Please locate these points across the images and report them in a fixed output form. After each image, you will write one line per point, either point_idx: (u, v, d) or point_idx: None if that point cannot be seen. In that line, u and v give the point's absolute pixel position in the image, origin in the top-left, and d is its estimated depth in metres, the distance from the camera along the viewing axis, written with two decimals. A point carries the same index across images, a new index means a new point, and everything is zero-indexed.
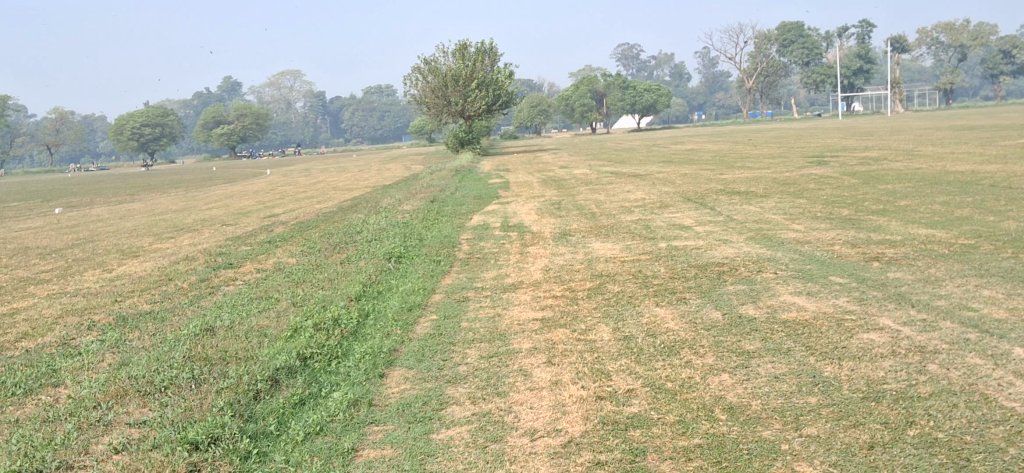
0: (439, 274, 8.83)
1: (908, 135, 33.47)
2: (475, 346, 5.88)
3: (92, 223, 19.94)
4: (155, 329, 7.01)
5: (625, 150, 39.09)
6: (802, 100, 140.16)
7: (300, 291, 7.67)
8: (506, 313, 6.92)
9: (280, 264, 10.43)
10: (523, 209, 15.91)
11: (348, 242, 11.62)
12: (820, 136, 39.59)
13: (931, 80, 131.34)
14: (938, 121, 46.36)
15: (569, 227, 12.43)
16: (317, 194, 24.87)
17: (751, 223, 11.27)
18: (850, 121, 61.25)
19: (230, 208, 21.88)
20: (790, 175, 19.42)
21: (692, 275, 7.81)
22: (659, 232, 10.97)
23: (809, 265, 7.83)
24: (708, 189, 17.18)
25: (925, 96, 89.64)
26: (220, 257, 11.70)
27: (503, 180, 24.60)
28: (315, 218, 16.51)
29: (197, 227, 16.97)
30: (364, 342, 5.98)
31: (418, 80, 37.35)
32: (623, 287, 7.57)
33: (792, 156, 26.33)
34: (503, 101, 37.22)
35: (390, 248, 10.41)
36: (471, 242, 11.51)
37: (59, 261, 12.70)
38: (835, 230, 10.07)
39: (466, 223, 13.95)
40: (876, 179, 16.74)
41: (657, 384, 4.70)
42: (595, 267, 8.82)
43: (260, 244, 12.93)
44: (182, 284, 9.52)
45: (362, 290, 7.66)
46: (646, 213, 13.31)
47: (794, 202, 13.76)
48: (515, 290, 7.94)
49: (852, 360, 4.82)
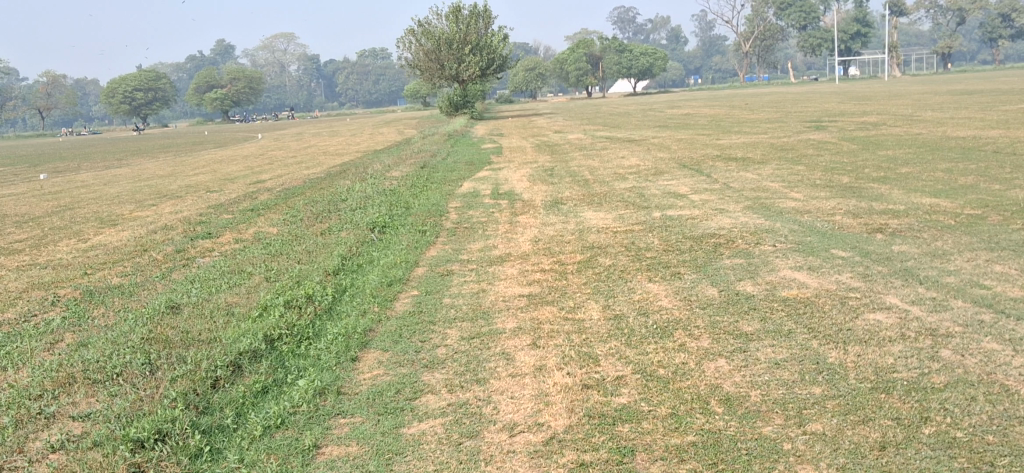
0: (423, 246, 8.46)
1: (907, 100, 33.00)
2: (455, 326, 5.52)
3: (75, 189, 19.52)
4: (120, 306, 6.64)
5: (620, 114, 38.61)
6: (799, 63, 139.21)
7: (276, 264, 7.31)
8: (491, 288, 6.56)
9: (261, 234, 10.05)
10: (514, 175, 15.53)
11: (332, 210, 11.24)
12: (817, 100, 39.11)
13: (929, 44, 130.39)
14: (936, 86, 45.84)
15: (561, 195, 12.05)
16: (306, 159, 24.45)
17: (748, 191, 10.90)
18: (847, 85, 60.70)
19: (217, 173, 21.47)
20: (788, 140, 19.02)
21: (686, 247, 7.44)
22: (654, 201, 10.60)
23: (809, 237, 7.46)
24: (705, 154, 16.80)
25: (922, 60, 88.97)
26: (200, 226, 11.32)
27: (495, 145, 24.19)
28: (302, 184, 16.12)
29: (181, 193, 16.58)
30: (338, 322, 5.62)
31: (411, 43, 36.74)
32: (615, 260, 7.20)
33: (790, 121, 25.91)
34: (497, 65, 36.65)
35: (374, 217, 10.04)
36: (459, 211, 11.13)
37: (36, 230, 12.32)
38: (836, 199, 9.71)
39: (455, 190, 13.58)
40: (876, 145, 16.35)
41: (648, 371, 4.35)
42: (586, 238, 8.46)
43: (242, 212, 12.55)
44: (156, 256, 9.14)
45: (341, 264, 7.31)
46: (641, 180, 12.92)
47: (793, 168, 13.39)
48: (502, 262, 7.58)
49: (859, 344, 4.47)
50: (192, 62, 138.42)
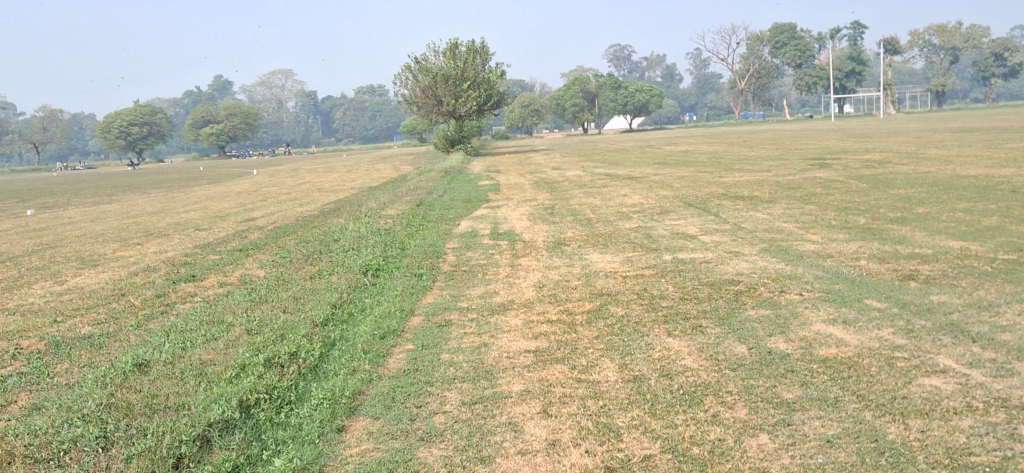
0: (420, 292, 7.87)
1: (907, 138, 32.68)
2: (456, 388, 4.94)
3: (62, 227, 18.99)
4: (85, 360, 6.04)
5: (618, 151, 38.24)
6: (795, 101, 139.67)
7: (260, 314, 6.73)
8: (494, 342, 5.97)
9: (246, 277, 9.46)
10: (514, 213, 15.04)
11: (324, 251, 10.70)
12: (817, 137, 38.83)
13: (923, 82, 131.02)
14: (935, 123, 45.67)
15: (564, 235, 11.50)
16: (300, 196, 23.93)
17: (761, 232, 10.39)
18: (844, 122, 60.63)
19: (209, 210, 20.97)
20: (794, 178, 18.56)
21: (704, 295, 6.88)
22: (663, 242, 10.05)
23: (837, 285, 6.90)
24: (710, 193, 16.31)
25: (917, 97, 89.17)
26: (184, 268, 10.73)
27: (493, 182, 23.78)
28: (295, 223, 15.59)
29: (168, 232, 16.02)
30: (325, 382, 5.04)
31: (408, 79, 36.45)
32: (628, 310, 6.63)
33: (792, 158, 25.49)
34: (494, 101, 36.30)
35: (367, 260, 9.47)
36: (458, 252, 10.57)
37: (12, 270, 11.72)
38: (857, 241, 9.19)
39: (453, 229, 13.07)
40: (885, 183, 15.89)
41: (678, 450, 3.77)
42: (594, 283, 7.89)
43: (229, 252, 11.99)
44: (134, 301, 8.56)
45: (330, 313, 6.73)
46: (647, 220, 12.39)
47: (804, 208, 12.90)
48: (505, 311, 7.00)
49: (920, 417, 3.90)
50: (189, 97, 138.50)
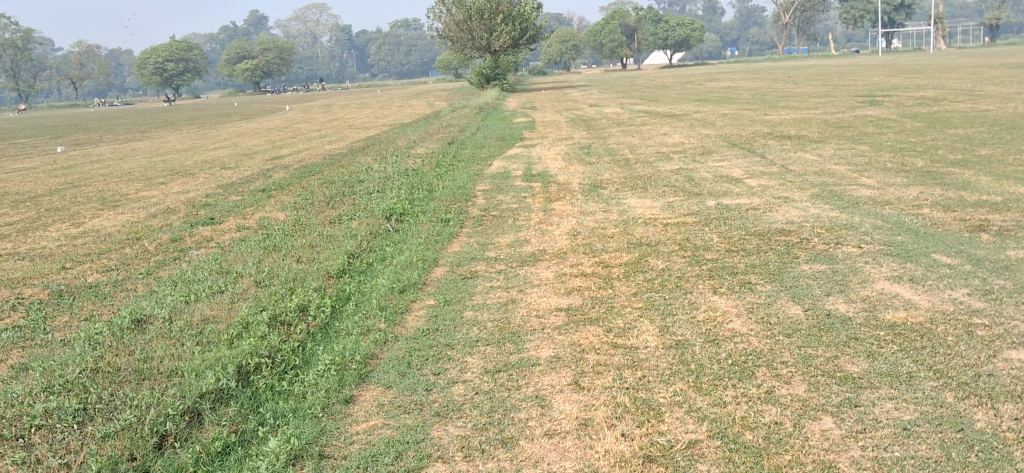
0: (445, 239, 7.38)
1: (959, 74, 31.42)
2: (478, 352, 4.47)
3: (89, 164, 18.71)
4: (84, 313, 5.63)
5: (656, 87, 37.27)
6: (839, 36, 136.26)
7: (273, 264, 6.29)
8: (523, 298, 5.48)
9: (266, 221, 9.02)
10: (549, 153, 14.49)
11: (348, 194, 10.24)
12: (864, 73, 37.51)
13: (975, 16, 127.05)
14: (988, 58, 44.04)
15: (600, 177, 10.92)
16: (331, 133, 23.47)
17: (811, 175, 9.75)
18: (890, 58, 58.86)
19: (238, 148, 20.59)
20: (843, 116, 17.73)
21: (752, 247, 6.32)
22: (706, 186, 9.45)
23: (900, 236, 6.29)
24: (754, 132, 15.61)
25: (967, 32, 86.38)
26: (203, 210, 10.32)
27: (528, 119, 23.17)
28: (322, 162, 15.16)
29: (194, 171, 15.65)
30: (335, 345, 4.59)
31: (442, 14, 35.59)
32: (668, 262, 6.10)
33: (839, 96, 24.51)
34: (530, 36, 35.36)
35: (392, 203, 8.99)
36: (488, 195, 10.05)
37: (31, 211, 11.38)
38: (917, 187, 8.52)
39: (484, 169, 12.56)
40: (940, 122, 15.07)
41: (730, 434, 3.27)
42: (632, 232, 7.35)
43: (252, 193, 11.55)
44: (148, 246, 8.17)
45: (347, 263, 6.28)
46: (688, 161, 11.77)
47: (855, 149, 12.21)
48: (535, 262, 6.50)
49: (1013, 401, 3.36)
50: (226, 33, 138.07)
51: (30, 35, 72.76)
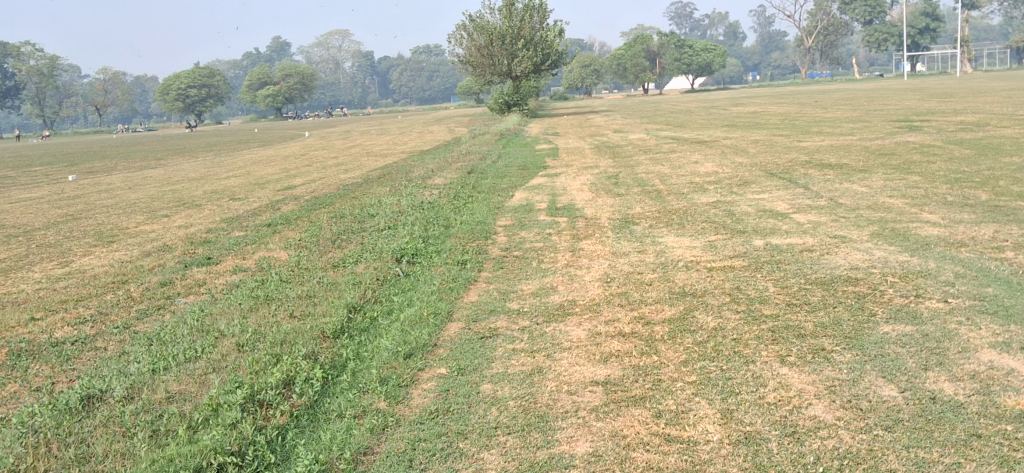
0: (460, 287, 6.54)
1: (995, 97, 30.46)
2: (499, 445, 3.61)
3: (96, 194, 18.03)
4: (36, 382, 4.80)
5: (681, 112, 36.51)
6: (863, 60, 135.20)
7: (263, 320, 5.47)
8: (551, 366, 4.61)
9: (265, 262, 8.21)
10: (573, 183, 13.70)
11: (358, 230, 9.44)
12: (894, 97, 36.63)
13: (1002, 39, 125.69)
14: (1021, 82, 42.98)
15: (631, 211, 10.06)
16: (348, 161, 22.79)
17: (865, 209, 8.88)
18: (917, 82, 57.81)
19: (251, 177, 19.88)
20: (883, 142, 16.85)
21: (817, 301, 5.42)
22: (749, 223, 8.56)
23: (991, 287, 5.39)
24: (791, 159, 14.74)
25: (994, 55, 85.17)
26: (202, 247, 9.56)
27: (552, 146, 22.44)
28: (335, 192, 14.41)
29: (202, 201, 14.95)
30: (324, 433, 3.76)
31: (463, 38, 35.01)
32: (719, 319, 5.21)
33: (873, 120, 23.62)
34: (552, 61, 34.67)
35: (403, 242, 8.15)
36: (510, 231, 9.22)
37: (21, 247, 10.65)
38: (990, 224, 7.61)
39: (505, 201, 11.76)
40: (992, 149, 14.14)
41: None
42: (672, 278, 6.49)
43: (257, 228, 10.78)
44: (133, 292, 7.37)
45: (347, 320, 5.43)
46: (725, 193, 10.90)
47: (906, 178, 11.34)
48: (565, 317, 5.63)
49: None
50: (248, 58, 138.65)
51: (53, 62, 72.90)
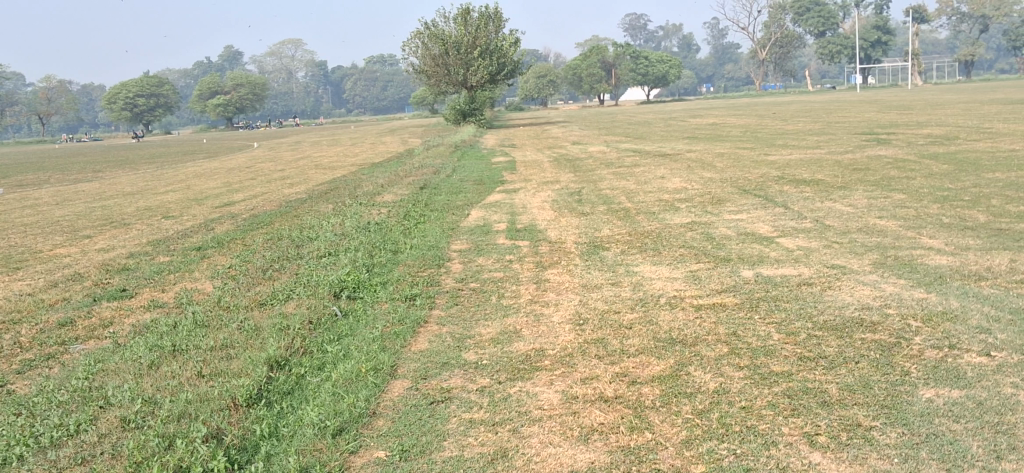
0: (408, 332, 5.57)
1: (954, 109, 30.24)
2: None
3: (18, 211, 16.72)
4: None
5: (639, 124, 35.89)
6: (815, 73, 136.57)
7: (161, 382, 4.45)
8: (521, 448, 3.67)
9: (185, 297, 7.15)
10: (533, 199, 12.84)
11: (297, 256, 8.43)
12: (852, 109, 36.34)
13: (950, 53, 127.70)
14: (976, 94, 43.13)
15: (598, 233, 9.17)
16: (294, 174, 21.67)
17: (856, 233, 8.11)
18: (872, 94, 58.10)
19: (190, 192, 18.70)
20: (855, 156, 16.20)
21: (834, 354, 4.53)
22: (732, 249, 7.71)
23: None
24: (762, 175, 14.01)
25: (945, 68, 86.26)
26: (118, 276, 8.47)
27: (509, 158, 21.58)
28: (277, 210, 13.34)
29: (131, 220, 13.79)
30: None
31: (417, 47, 34.01)
32: (721, 379, 4.29)
33: (838, 133, 23.10)
34: (508, 70, 33.80)
35: (343, 274, 7.16)
36: (465, 258, 8.27)
37: None
38: (1002, 251, 6.84)
39: (461, 220, 10.82)
40: (973, 165, 13.50)
41: None
42: (655, 319, 5.58)
43: (184, 252, 9.71)
44: (23, 335, 6.27)
45: (266, 381, 4.44)
46: (698, 213, 10.07)
47: (890, 196, 10.63)
48: (535, 372, 4.69)
49: None
50: (199, 67, 136.12)
51: None
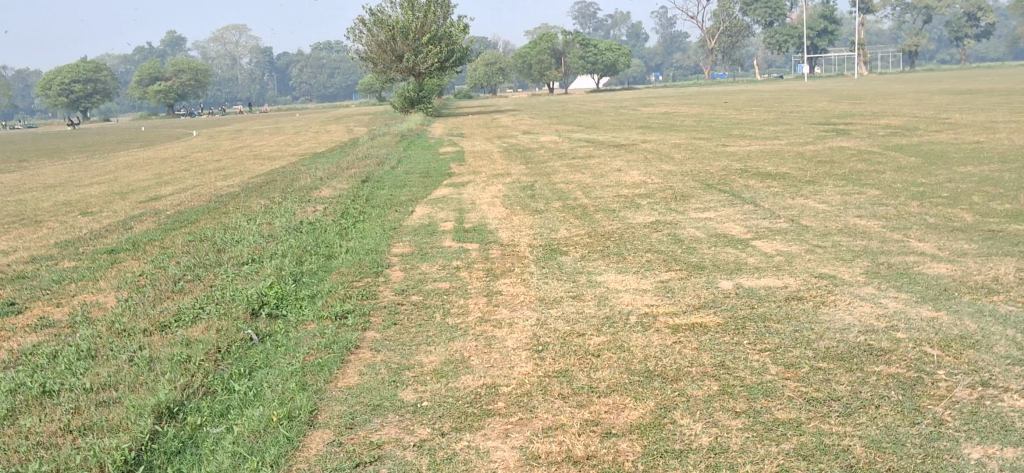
0: (334, 362, 4.68)
1: (906, 99, 30.01)
2: None
3: None
4: None
5: (590, 113, 35.13)
6: (761, 63, 137.72)
7: (14, 446, 3.54)
8: None
9: (80, 312, 6.17)
10: (483, 194, 12.01)
11: (216, 263, 7.47)
12: (804, 98, 36.13)
13: (893, 43, 129.23)
14: (923, 84, 43.19)
15: (554, 235, 8.35)
16: (231, 165, 20.48)
17: (836, 235, 7.43)
18: (818, 84, 58.15)
19: (117, 184, 17.47)
20: (816, 148, 15.63)
21: (847, 396, 3.75)
22: (705, 254, 6.94)
23: None
24: (723, 167, 13.33)
25: (889, 58, 87.06)
26: (11, 286, 7.43)
27: (457, 148, 20.69)
28: (206, 206, 12.29)
29: (44, 217, 12.61)
30: None
31: (362, 34, 32.85)
32: (714, 432, 3.48)
33: (793, 123, 22.61)
34: (457, 58, 32.89)
35: (266, 285, 6.24)
36: (407, 263, 7.39)
37: None
38: (1003, 258, 6.17)
39: (404, 219, 9.95)
40: (940, 157, 12.97)
41: None
42: (625, 344, 4.77)
43: (93, 256, 8.67)
44: None
45: (149, 441, 3.54)
46: (662, 211, 9.31)
47: (862, 192, 10.00)
48: (486, 417, 3.84)
49: None
50: (139, 53, 132.48)
51: None
